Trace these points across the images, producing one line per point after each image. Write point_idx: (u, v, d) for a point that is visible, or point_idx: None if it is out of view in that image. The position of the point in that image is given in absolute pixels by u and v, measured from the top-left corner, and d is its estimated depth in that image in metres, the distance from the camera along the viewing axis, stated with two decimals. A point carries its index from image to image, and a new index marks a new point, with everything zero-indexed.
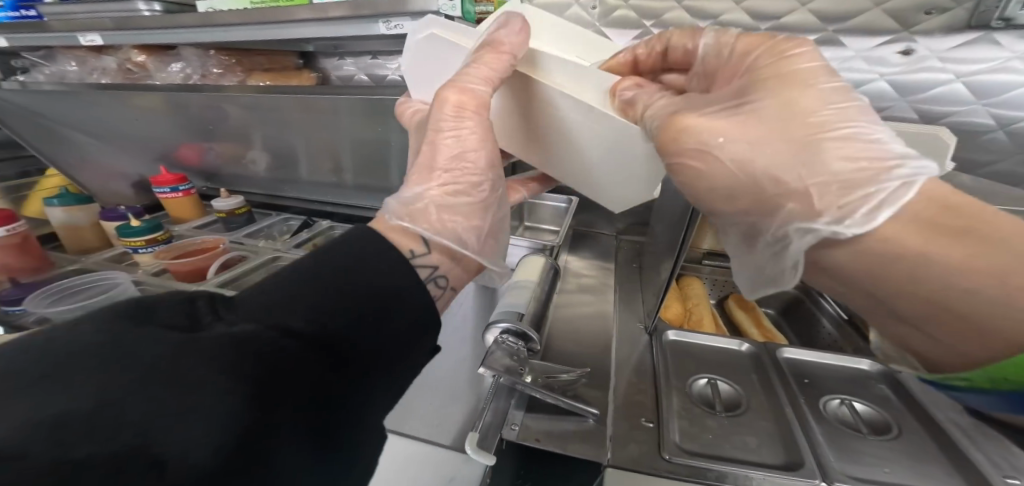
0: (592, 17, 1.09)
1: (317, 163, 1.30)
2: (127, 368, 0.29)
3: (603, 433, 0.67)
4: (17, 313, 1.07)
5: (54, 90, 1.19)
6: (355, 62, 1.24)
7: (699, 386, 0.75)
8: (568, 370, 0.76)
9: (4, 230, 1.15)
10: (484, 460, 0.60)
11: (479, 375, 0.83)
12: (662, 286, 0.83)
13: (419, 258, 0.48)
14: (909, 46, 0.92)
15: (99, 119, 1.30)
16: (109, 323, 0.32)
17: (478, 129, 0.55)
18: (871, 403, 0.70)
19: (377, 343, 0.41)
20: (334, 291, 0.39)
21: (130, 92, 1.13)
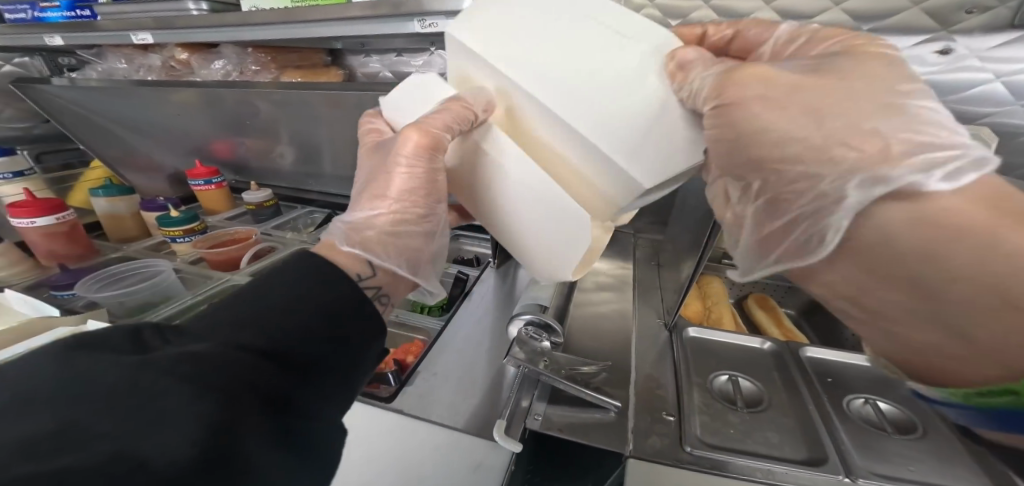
0: None
1: (343, 158, 1.34)
2: (87, 394, 0.30)
3: (624, 425, 0.68)
4: (67, 297, 1.14)
5: (102, 86, 1.25)
6: (380, 60, 1.26)
7: (720, 382, 0.76)
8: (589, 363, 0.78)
9: (56, 219, 1.21)
10: (512, 447, 0.62)
11: (500, 365, 0.85)
12: (684, 281, 0.83)
13: (364, 280, 0.53)
14: (947, 46, 0.90)
15: (140, 115, 1.36)
16: (63, 360, 0.32)
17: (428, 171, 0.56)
18: (896, 403, 0.70)
19: (332, 351, 0.44)
20: (288, 305, 0.42)
21: (172, 88, 1.18)
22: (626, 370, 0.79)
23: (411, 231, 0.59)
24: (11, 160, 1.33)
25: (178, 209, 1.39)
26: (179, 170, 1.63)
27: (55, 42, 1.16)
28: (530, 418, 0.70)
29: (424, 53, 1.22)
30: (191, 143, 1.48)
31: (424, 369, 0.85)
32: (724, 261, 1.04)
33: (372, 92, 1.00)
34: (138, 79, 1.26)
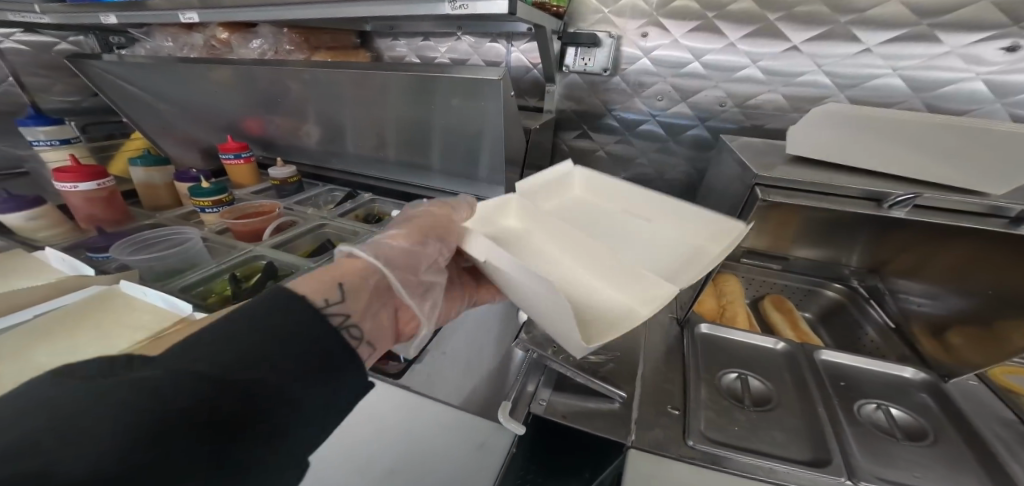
0: (650, 7, 0.99)
1: (365, 139, 1.37)
2: (17, 410, 0.27)
3: (627, 415, 0.68)
4: (103, 259, 1.20)
5: (148, 62, 1.32)
6: (407, 44, 1.29)
7: (728, 379, 0.75)
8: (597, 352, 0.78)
9: (96, 185, 1.28)
10: (516, 429, 0.64)
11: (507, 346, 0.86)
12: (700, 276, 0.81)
13: (333, 306, 0.42)
14: (1016, 43, 0.79)
15: (180, 92, 1.42)
16: None
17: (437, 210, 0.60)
18: (908, 410, 0.68)
19: (304, 382, 0.37)
20: (253, 327, 0.37)
21: (210, 65, 1.23)
22: (632, 362, 0.78)
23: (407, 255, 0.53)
24: (59, 129, 1.41)
25: (209, 181, 1.45)
26: (211, 145, 1.69)
27: (110, 21, 1.22)
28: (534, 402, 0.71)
29: (450, 39, 1.23)
30: (225, 119, 1.53)
31: None
32: (742, 260, 1.01)
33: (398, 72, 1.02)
34: (180, 56, 1.32)
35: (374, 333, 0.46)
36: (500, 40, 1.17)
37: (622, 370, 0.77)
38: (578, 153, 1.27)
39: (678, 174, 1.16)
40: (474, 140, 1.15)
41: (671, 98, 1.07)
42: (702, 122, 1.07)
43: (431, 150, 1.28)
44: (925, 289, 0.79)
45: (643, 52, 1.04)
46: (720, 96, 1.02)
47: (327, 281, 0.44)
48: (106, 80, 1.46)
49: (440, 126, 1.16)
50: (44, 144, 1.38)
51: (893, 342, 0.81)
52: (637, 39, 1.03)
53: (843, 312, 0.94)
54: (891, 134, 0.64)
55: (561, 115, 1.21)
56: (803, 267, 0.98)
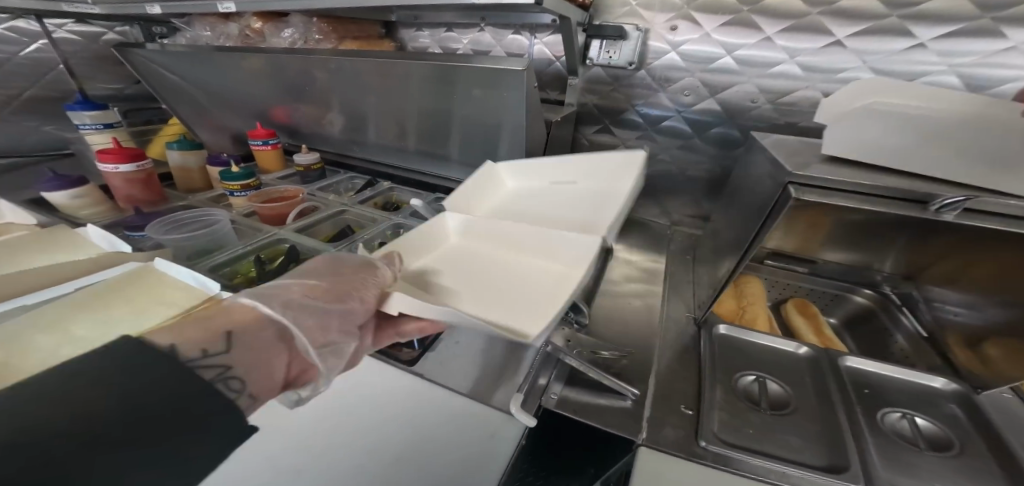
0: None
1: (387, 128, 1.39)
2: None
3: (639, 413, 0.67)
4: (140, 237, 1.27)
5: (186, 50, 1.37)
6: (431, 35, 1.29)
7: (745, 382, 0.73)
8: (611, 348, 0.77)
9: (135, 166, 1.35)
10: (526, 421, 0.63)
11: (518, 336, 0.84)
12: (722, 276, 0.77)
13: (209, 356, 0.43)
14: None
15: (215, 80, 1.48)
16: None
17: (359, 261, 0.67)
18: (935, 420, 0.65)
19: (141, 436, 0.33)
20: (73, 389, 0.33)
21: (243, 54, 1.27)
22: (647, 361, 0.77)
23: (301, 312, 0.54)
24: (103, 113, 1.49)
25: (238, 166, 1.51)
26: (241, 131, 1.76)
27: (154, 11, 1.27)
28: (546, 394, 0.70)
29: (474, 30, 1.23)
30: (254, 107, 1.59)
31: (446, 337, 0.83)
32: (765, 262, 0.98)
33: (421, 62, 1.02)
34: (215, 45, 1.37)
35: (261, 386, 0.46)
36: (523, 32, 1.16)
37: (636, 367, 0.76)
38: (597, 148, 1.24)
39: (701, 172, 1.12)
40: (493, 132, 1.15)
41: (698, 93, 1.03)
42: (730, 120, 1.03)
43: (450, 141, 1.29)
44: (962, 298, 0.75)
45: (671, 46, 1.01)
46: (751, 92, 0.98)
47: (200, 333, 0.45)
48: (147, 68, 1.53)
49: (460, 117, 1.16)
50: (89, 127, 1.46)
51: (923, 348, 0.78)
52: (665, 33, 1.00)
53: (873, 318, 0.90)
54: (933, 136, 0.58)
55: (582, 109, 1.19)
56: (831, 270, 0.93)
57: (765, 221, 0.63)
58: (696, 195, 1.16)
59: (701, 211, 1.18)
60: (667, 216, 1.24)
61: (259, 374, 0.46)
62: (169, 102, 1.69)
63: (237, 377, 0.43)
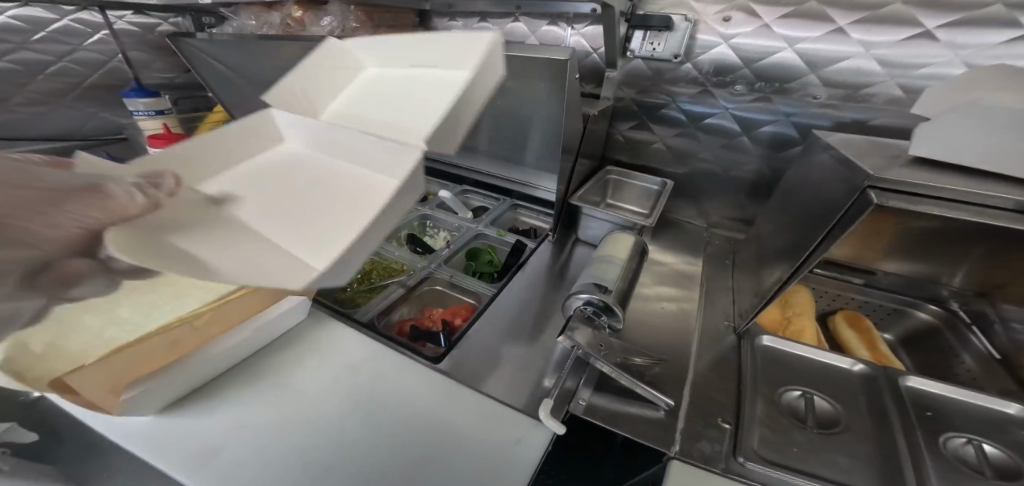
0: None
1: None
2: None
3: (673, 425, 0.65)
4: None
5: (232, 39, 1.39)
6: (464, 24, 1.27)
7: (790, 397, 0.69)
8: (644, 355, 0.74)
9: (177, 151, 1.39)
10: (554, 429, 0.60)
11: (543, 335, 0.81)
12: (771, 284, 0.71)
13: None
14: None
15: (254, 68, 1.49)
16: None
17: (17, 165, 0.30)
18: (1004, 448, 0.59)
19: None
20: None
21: (283, 43, 1.28)
22: (677, 369, 0.74)
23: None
24: (156, 101, 1.54)
25: None
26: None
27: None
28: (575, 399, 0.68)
29: (508, 19, 1.19)
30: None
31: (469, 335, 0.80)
32: (813, 270, 0.92)
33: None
34: (256, 34, 1.38)
35: None
36: (559, 23, 1.12)
37: (671, 376, 0.73)
38: (631, 144, 1.18)
39: (747, 172, 1.06)
40: (522, 124, 1.11)
41: (751, 88, 0.96)
42: (788, 117, 0.95)
43: (478, 133, 1.26)
44: None
45: (722, 38, 0.95)
46: (813, 87, 0.91)
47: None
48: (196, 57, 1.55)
49: (490, 108, 1.14)
50: (141, 114, 1.51)
51: (993, 369, 0.71)
52: (717, 24, 0.94)
53: (935, 334, 0.83)
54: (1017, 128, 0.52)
55: (619, 103, 1.13)
56: (889, 282, 0.87)
57: (834, 228, 0.56)
58: (738, 196, 1.10)
59: (743, 214, 1.11)
60: (703, 217, 1.18)
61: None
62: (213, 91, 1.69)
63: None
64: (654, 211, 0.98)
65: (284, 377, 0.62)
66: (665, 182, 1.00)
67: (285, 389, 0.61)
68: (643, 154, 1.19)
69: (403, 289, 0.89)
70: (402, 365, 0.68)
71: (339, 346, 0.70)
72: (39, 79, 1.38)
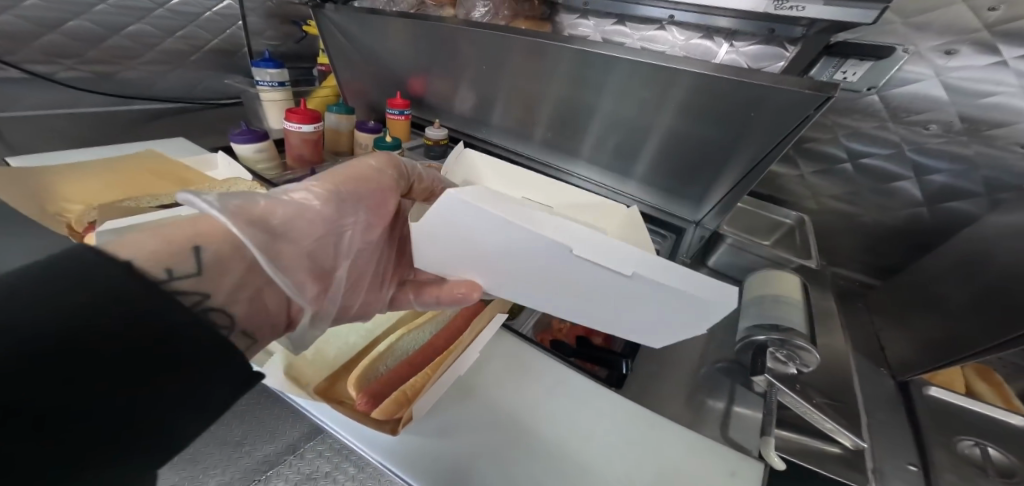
0: (981, 21, 0.77)
1: (512, 116, 1.14)
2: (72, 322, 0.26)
3: (864, 463, 0.55)
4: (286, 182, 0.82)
5: (366, 10, 1.06)
6: (596, 24, 1.03)
7: (966, 447, 0.61)
8: (821, 395, 0.64)
9: (309, 128, 0.83)
10: (775, 464, 0.52)
11: (706, 354, 0.73)
12: (963, 338, 0.64)
13: (179, 280, 0.35)
14: None
15: (378, 49, 1.13)
16: (49, 292, 0.27)
17: (345, 179, 0.51)
18: None
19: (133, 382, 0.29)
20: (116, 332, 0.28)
21: (391, 18, 1.02)
22: (854, 409, 0.62)
23: (306, 212, 0.46)
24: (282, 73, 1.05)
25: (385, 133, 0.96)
26: (380, 104, 1.31)
27: None
28: (772, 434, 0.55)
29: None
30: (398, 80, 1.20)
31: (640, 360, 0.70)
32: None
33: (591, 50, 0.86)
34: (389, 10, 1.09)
35: (251, 318, 0.40)
36: (715, 37, 0.90)
37: (840, 412, 0.61)
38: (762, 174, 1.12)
39: (894, 221, 1.00)
40: (638, 136, 0.96)
41: (945, 131, 0.87)
42: (975, 172, 0.87)
43: (584, 141, 1.07)
44: None
45: (936, 71, 0.83)
46: (985, 123, 0.82)
47: (186, 232, 0.38)
48: (328, 34, 1.17)
49: (606, 118, 0.98)
50: (266, 85, 1.01)
51: None
52: (935, 57, 0.82)
53: None
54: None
55: None
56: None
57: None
58: (870, 238, 1.05)
59: (877, 258, 1.05)
60: (824, 255, 1.14)
61: (249, 306, 0.40)
62: (316, 65, 1.39)
63: (218, 309, 0.37)
64: (805, 252, 0.94)
65: (487, 389, 0.56)
66: (804, 217, 1.03)
67: (488, 403, 0.54)
68: (779, 189, 1.14)
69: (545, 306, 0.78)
70: (585, 388, 0.59)
71: (530, 365, 0.60)
72: (129, 40, 1.10)
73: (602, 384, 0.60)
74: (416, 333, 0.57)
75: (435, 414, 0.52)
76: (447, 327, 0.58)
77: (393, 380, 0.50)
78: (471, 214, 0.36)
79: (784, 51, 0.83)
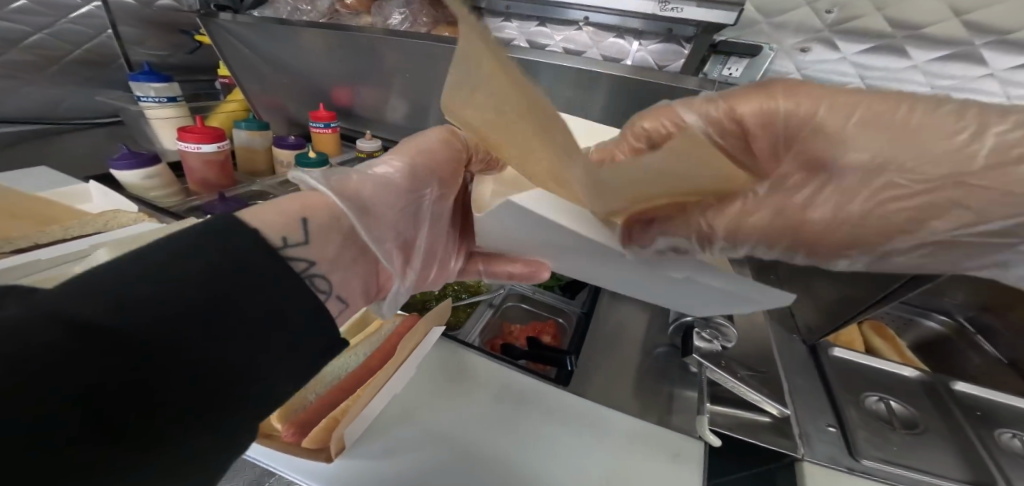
0: (823, 23, 0.84)
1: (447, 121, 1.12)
2: (194, 294, 0.25)
3: (789, 429, 0.60)
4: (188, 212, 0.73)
5: (275, 19, 0.99)
6: (520, 26, 1.05)
7: (872, 402, 0.69)
8: (747, 368, 0.68)
9: (213, 147, 0.76)
10: (711, 441, 0.55)
11: (646, 341, 0.76)
12: (856, 299, 0.72)
13: (291, 248, 0.32)
14: None
15: (292, 59, 1.06)
16: (187, 258, 0.26)
17: (424, 145, 0.45)
18: None
19: (256, 354, 0.28)
20: (237, 308, 0.27)
21: (304, 28, 0.97)
22: (776, 378, 0.68)
23: (386, 186, 0.40)
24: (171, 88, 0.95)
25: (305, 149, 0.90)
26: (300, 116, 1.23)
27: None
28: (705, 412, 0.59)
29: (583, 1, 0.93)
30: (320, 91, 1.14)
31: (582, 355, 0.71)
32: None
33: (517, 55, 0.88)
34: (297, 19, 1.03)
35: (346, 288, 0.37)
36: (626, 35, 0.95)
37: (763, 382, 0.67)
38: None
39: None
40: None
41: None
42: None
43: None
44: None
45: (797, 67, 0.89)
46: None
47: (300, 207, 0.35)
48: (228, 44, 1.08)
49: None
50: (151, 101, 0.92)
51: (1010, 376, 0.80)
52: (795, 54, 0.88)
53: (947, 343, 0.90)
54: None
55: None
56: (921, 298, 0.93)
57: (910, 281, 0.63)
58: None
59: None
60: None
61: (343, 279, 0.36)
62: (220, 78, 1.27)
63: (321, 277, 0.34)
64: None
65: (429, 405, 0.54)
66: None
67: (431, 419, 0.52)
68: None
69: (490, 310, 0.79)
70: (528, 394, 0.58)
71: (476, 374, 0.60)
72: None
73: (549, 383, 0.60)
74: (348, 356, 0.54)
75: (376, 437, 0.49)
76: (385, 344, 0.55)
77: (322, 406, 0.47)
78: (528, 222, 0.31)
79: (682, 47, 0.90)
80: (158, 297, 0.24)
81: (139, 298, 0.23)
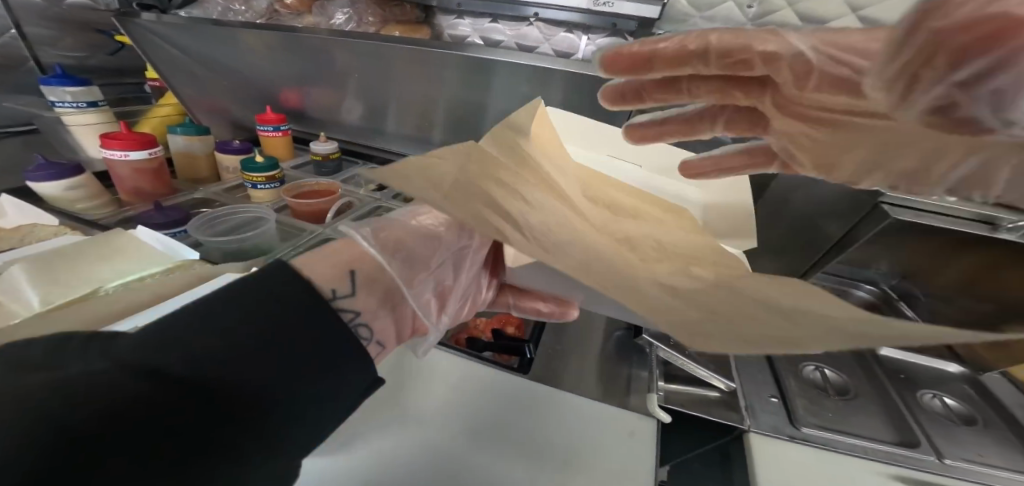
0: (745, 18, 0.90)
1: (404, 120, 1.11)
2: (264, 337, 0.25)
3: (734, 402, 0.64)
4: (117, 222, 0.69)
5: (213, 20, 0.95)
6: (472, 24, 1.06)
7: (810, 372, 0.74)
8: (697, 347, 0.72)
9: (145, 154, 0.72)
10: (661, 417, 0.58)
11: (605, 327, 0.78)
12: None
13: (342, 300, 0.30)
14: None
15: (229, 60, 1.02)
16: (261, 299, 0.26)
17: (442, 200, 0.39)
18: (961, 400, 0.74)
19: (316, 402, 0.27)
20: (306, 353, 0.26)
21: (250, 28, 0.93)
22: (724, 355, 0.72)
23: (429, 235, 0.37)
24: (90, 91, 0.88)
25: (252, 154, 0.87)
26: (248, 119, 1.18)
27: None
28: (656, 389, 0.63)
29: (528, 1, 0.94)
30: (268, 93, 1.10)
31: (543, 344, 0.71)
32: None
33: (474, 53, 0.88)
34: (233, 20, 1.00)
35: (385, 332, 0.34)
36: (575, 30, 0.99)
37: (711, 359, 0.71)
38: None
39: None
40: None
41: None
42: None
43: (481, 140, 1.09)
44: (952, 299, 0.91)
45: (726, 58, 0.94)
46: None
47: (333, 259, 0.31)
48: (152, 46, 1.03)
49: (495, 114, 1.00)
50: (68, 107, 0.86)
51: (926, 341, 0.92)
52: None
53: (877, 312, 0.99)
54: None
55: None
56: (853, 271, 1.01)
57: None
58: None
59: None
60: None
61: (384, 326, 0.34)
62: (155, 81, 1.20)
63: (366, 325, 0.31)
64: None
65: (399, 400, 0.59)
66: None
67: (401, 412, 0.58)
68: None
69: None
70: (495, 385, 0.61)
71: (442, 373, 0.62)
72: None
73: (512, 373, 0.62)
74: None
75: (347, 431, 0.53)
76: None
77: None
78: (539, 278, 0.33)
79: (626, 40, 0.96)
80: (233, 340, 0.24)
81: (213, 341, 0.23)
